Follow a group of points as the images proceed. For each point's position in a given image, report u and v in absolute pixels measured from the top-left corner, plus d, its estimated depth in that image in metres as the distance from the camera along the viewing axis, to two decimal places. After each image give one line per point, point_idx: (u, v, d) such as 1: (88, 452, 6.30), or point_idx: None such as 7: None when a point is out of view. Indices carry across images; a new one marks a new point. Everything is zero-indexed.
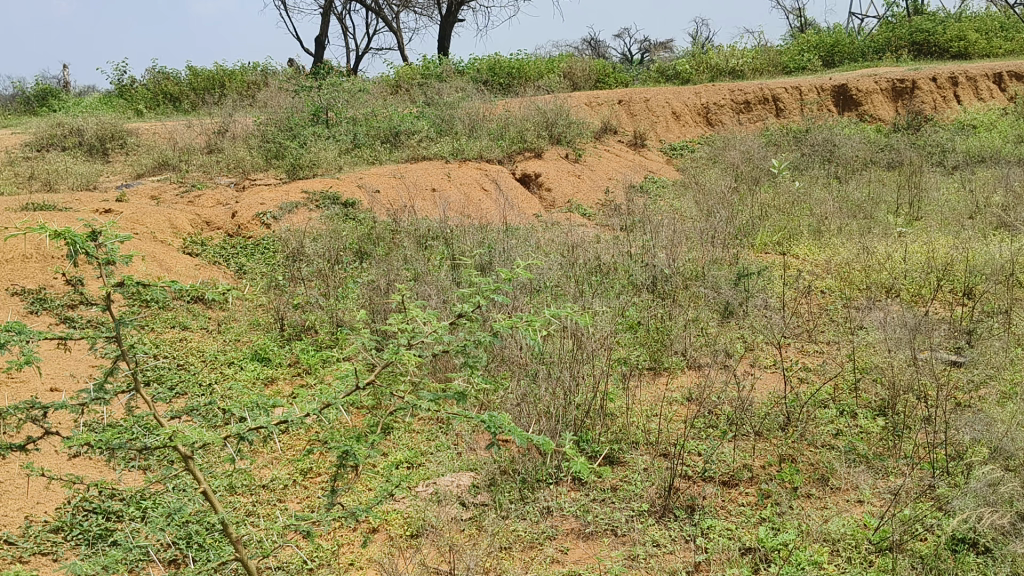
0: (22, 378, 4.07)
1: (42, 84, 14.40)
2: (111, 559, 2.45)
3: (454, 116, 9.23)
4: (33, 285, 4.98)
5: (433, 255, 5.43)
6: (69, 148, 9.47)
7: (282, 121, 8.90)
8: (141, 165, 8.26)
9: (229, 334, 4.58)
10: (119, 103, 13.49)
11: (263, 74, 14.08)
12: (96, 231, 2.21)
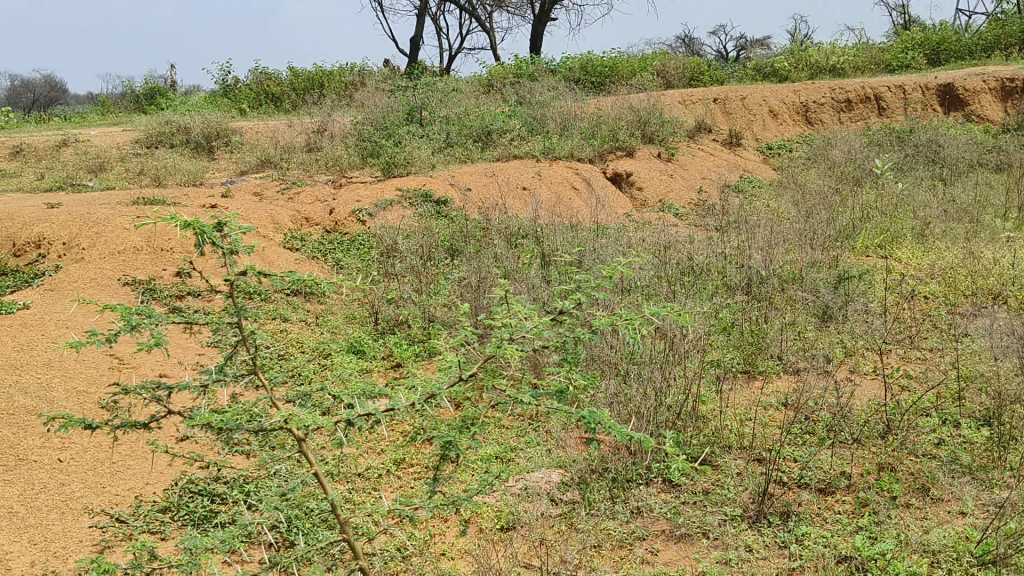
0: (134, 364, 4.36)
1: (151, 83, 15.08)
2: (226, 537, 2.61)
3: (546, 115, 9.29)
4: (143, 276, 5.22)
5: (524, 253, 5.47)
6: (177, 145, 9.88)
7: (378, 120, 9.09)
8: (244, 162, 8.56)
9: (327, 326, 4.70)
10: (224, 101, 13.99)
11: (360, 74, 14.41)
12: (222, 223, 2.36)
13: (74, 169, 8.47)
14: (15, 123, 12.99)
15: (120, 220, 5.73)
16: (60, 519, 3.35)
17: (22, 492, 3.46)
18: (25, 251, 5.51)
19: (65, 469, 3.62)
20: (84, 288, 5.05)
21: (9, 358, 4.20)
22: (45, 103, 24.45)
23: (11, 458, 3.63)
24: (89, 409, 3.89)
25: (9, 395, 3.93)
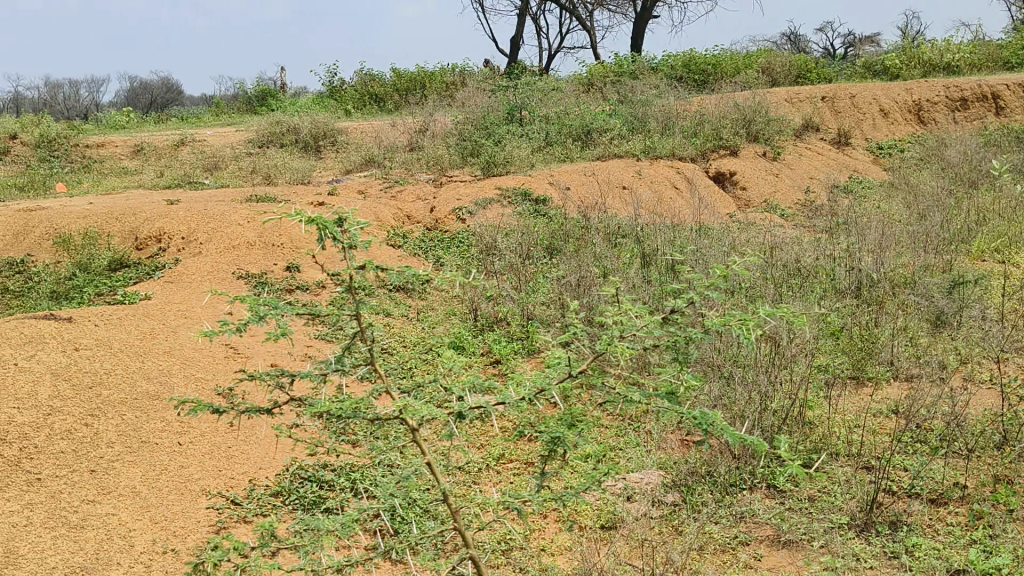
0: (246, 353, 4.63)
1: (261, 85, 15.67)
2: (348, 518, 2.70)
3: (648, 114, 9.29)
4: (256, 270, 5.46)
5: (624, 252, 5.53)
6: (287, 145, 10.22)
7: (478, 119, 9.21)
8: (350, 162, 8.81)
9: (427, 322, 4.81)
10: (330, 101, 14.42)
11: (461, 74, 14.63)
12: (342, 219, 2.45)
13: (191, 167, 8.89)
14: (137, 123, 13.71)
15: (234, 216, 6.01)
16: (179, 500, 3.51)
17: (145, 473, 3.60)
18: (146, 245, 5.91)
19: (184, 452, 3.78)
20: (201, 280, 5.29)
21: (133, 344, 4.40)
22: (163, 103, 25.63)
23: (134, 439, 3.77)
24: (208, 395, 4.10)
25: (133, 379, 4.12)
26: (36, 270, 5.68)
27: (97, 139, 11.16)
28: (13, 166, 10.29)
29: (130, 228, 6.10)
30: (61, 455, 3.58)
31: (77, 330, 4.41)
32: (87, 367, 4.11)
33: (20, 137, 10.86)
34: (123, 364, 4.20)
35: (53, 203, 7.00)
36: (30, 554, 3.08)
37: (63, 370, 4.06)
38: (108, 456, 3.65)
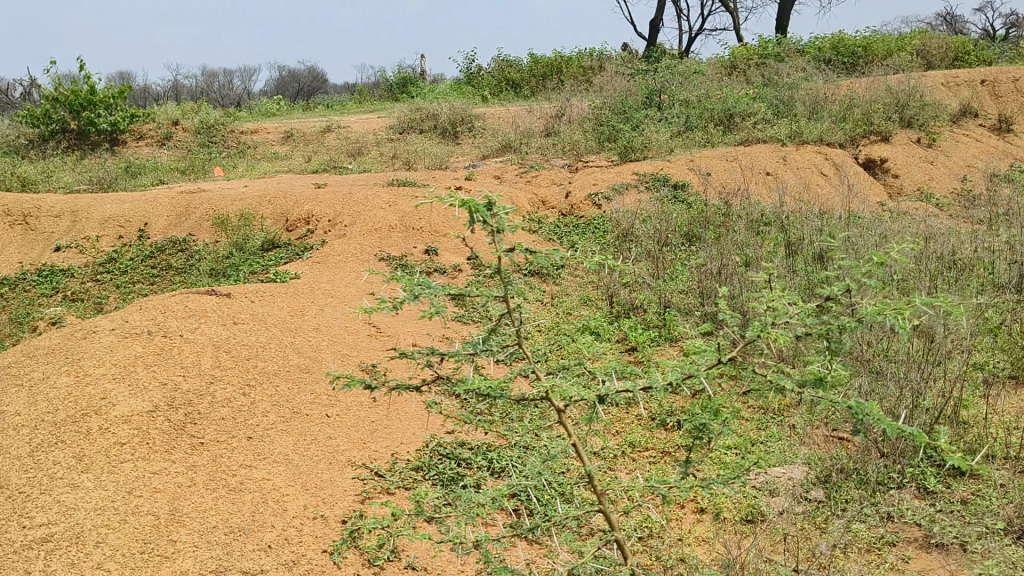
0: (388, 332, 4.89)
1: (403, 72, 16.17)
2: (498, 493, 2.73)
3: (794, 97, 9.10)
4: (397, 252, 5.68)
5: (768, 241, 5.51)
6: (427, 130, 10.53)
7: (616, 104, 9.23)
8: (487, 147, 8.98)
9: (561, 307, 4.92)
10: (469, 88, 14.75)
11: (599, 58, 14.62)
12: (491, 202, 2.39)
13: (337, 152, 9.30)
14: (287, 110, 14.44)
15: (376, 200, 6.28)
16: (327, 469, 3.70)
17: (296, 442, 3.81)
18: (296, 227, 6.29)
19: (331, 424, 3.99)
20: (347, 261, 5.56)
21: (284, 320, 4.67)
22: (309, 91, 26.81)
23: (287, 410, 4.00)
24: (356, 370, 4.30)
25: (286, 352, 4.38)
26: (198, 248, 6.24)
27: (250, 126, 11.88)
28: (177, 151, 11.09)
29: (281, 210, 6.48)
30: (222, 422, 3.83)
31: (234, 305, 4.69)
32: (245, 340, 4.38)
33: (183, 124, 11.68)
34: (276, 339, 4.47)
35: (213, 186, 7.49)
36: (193, 513, 3.31)
37: (223, 340, 4.34)
38: (263, 424, 3.87)
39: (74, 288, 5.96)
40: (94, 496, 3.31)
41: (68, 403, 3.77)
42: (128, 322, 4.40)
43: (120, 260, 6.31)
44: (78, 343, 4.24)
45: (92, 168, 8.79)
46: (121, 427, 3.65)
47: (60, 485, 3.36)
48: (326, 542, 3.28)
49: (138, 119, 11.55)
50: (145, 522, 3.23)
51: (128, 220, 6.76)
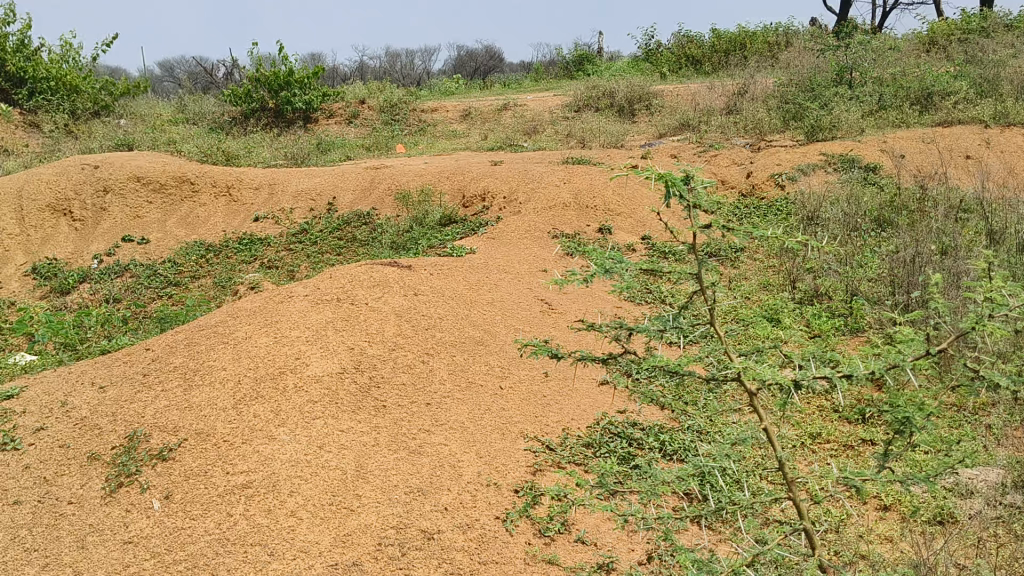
0: (561, 310, 4.94)
1: (580, 50, 16.23)
2: (684, 473, 2.65)
3: (1002, 76, 8.46)
4: (570, 230, 5.76)
5: (969, 229, 5.24)
6: (602, 109, 10.55)
7: (804, 82, 8.93)
8: (665, 125, 8.90)
9: (741, 291, 4.98)
10: (647, 66, 14.65)
11: (785, 33, 14.08)
12: (689, 177, 2.33)
13: (514, 130, 9.51)
14: (466, 88, 14.86)
15: (551, 178, 6.39)
16: (501, 439, 3.79)
17: (471, 411, 3.92)
18: (472, 203, 6.48)
19: (505, 396, 4.08)
20: (523, 238, 5.68)
21: (461, 293, 4.82)
22: (485, 70, 27.38)
23: (463, 379, 4.13)
24: (540, 341, 4.47)
25: (462, 325, 4.52)
26: (380, 222, 6.55)
27: (431, 105, 12.32)
28: (363, 129, 11.68)
29: (459, 186, 6.72)
30: (402, 387, 4.00)
31: (415, 277, 4.89)
32: (425, 311, 4.55)
33: (369, 103, 12.28)
34: (454, 310, 4.62)
35: (396, 162, 7.83)
36: (377, 471, 3.48)
37: (405, 311, 4.53)
38: (440, 391, 4.02)
39: (270, 256, 6.41)
40: (288, 449, 3.56)
41: (267, 362, 4.07)
42: (319, 289, 4.69)
43: (311, 231, 6.71)
44: (276, 307, 4.57)
45: (288, 145, 9.42)
46: (314, 386, 3.90)
47: (259, 437, 3.64)
48: (499, 509, 3.36)
49: (329, 98, 12.25)
50: (333, 476, 3.44)
51: (319, 194, 7.23)
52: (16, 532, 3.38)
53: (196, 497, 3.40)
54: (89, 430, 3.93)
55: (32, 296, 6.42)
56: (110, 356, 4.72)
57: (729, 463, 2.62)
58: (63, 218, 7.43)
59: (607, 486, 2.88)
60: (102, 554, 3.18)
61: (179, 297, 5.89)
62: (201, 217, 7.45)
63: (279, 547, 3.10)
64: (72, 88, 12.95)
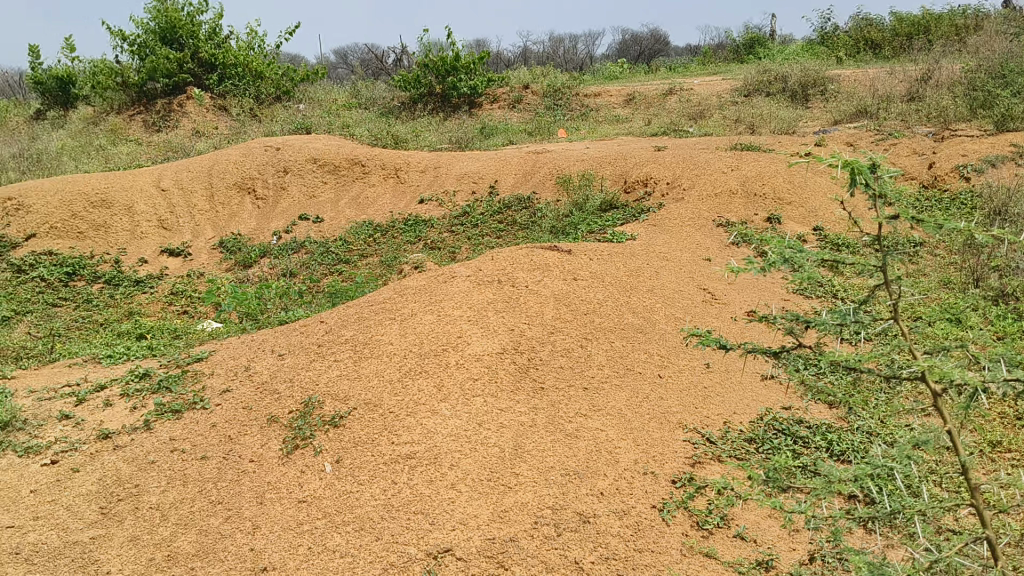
0: (724, 302, 4.83)
1: (751, 34, 15.76)
2: (861, 474, 2.52)
3: None
4: (736, 218, 5.70)
5: None
6: (774, 94, 10.20)
7: (995, 68, 8.30)
8: (839, 112, 8.50)
9: (920, 287, 4.77)
10: (821, 50, 14.04)
11: (977, 15, 13.10)
12: (875, 164, 2.16)
13: (679, 115, 9.38)
14: (631, 73, 14.76)
15: (718, 165, 6.36)
16: (660, 428, 3.75)
17: (629, 398, 3.90)
18: (634, 188, 6.47)
19: (665, 385, 4.04)
20: (686, 226, 5.63)
21: (621, 279, 4.80)
22: (651, 55, 27.07)
23: (622, 365, 4.11)
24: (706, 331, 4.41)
25: (622, 311, 4.50)
26: (541, 206, 6.63)
27: (595, 89, 12.31)
28: (526, 114, 11.84)
29: (621, 172, 6.74)
30: (561, 370, 4.03)
31: (575, 262, 4.91)
32: (585, 296, 4.57)
33: (533, 88, 12.42)
34: (613, 296, 4.61)
35: (558, 146, 7.89)
36: (534, 451, 3.53)
37: (564, 295, 4.55)
38: (598, 376, 4.02)
39: (433, 237, 6.61)
40: (450, 424, 3.67)
41: (431, 339, 4.21)
42: (482, 271, 4.79)
43: (472, 214, 6.87)
44: (440, 286, 4.72)
45: (454, 129, 9.68)
46: (474, 363, 4.01)
47: (422, 410, 3.77)
48: (655, 498, 3.33)
49: (494, 83, 12.48)
50: (492, 453, 3.52)
51: (481, 177, 7.38)
52: (203, 485, 3.64)
53: (364, 464, 3.56)
54: (269, 395, 4.19)
55: (218, 268, 6.93)
56: (287, 327, 5.03)
57: (910, 466, 2.46)
58: (248, 197, 7.97)
59: (775, 480, 2.78)
60: (279, 511, 3.40)
61: (349, 274, 6.18)
62: (369, 198, 7.78)
63: (440, 517, 3.21)
64: (258, 74, 13.97)
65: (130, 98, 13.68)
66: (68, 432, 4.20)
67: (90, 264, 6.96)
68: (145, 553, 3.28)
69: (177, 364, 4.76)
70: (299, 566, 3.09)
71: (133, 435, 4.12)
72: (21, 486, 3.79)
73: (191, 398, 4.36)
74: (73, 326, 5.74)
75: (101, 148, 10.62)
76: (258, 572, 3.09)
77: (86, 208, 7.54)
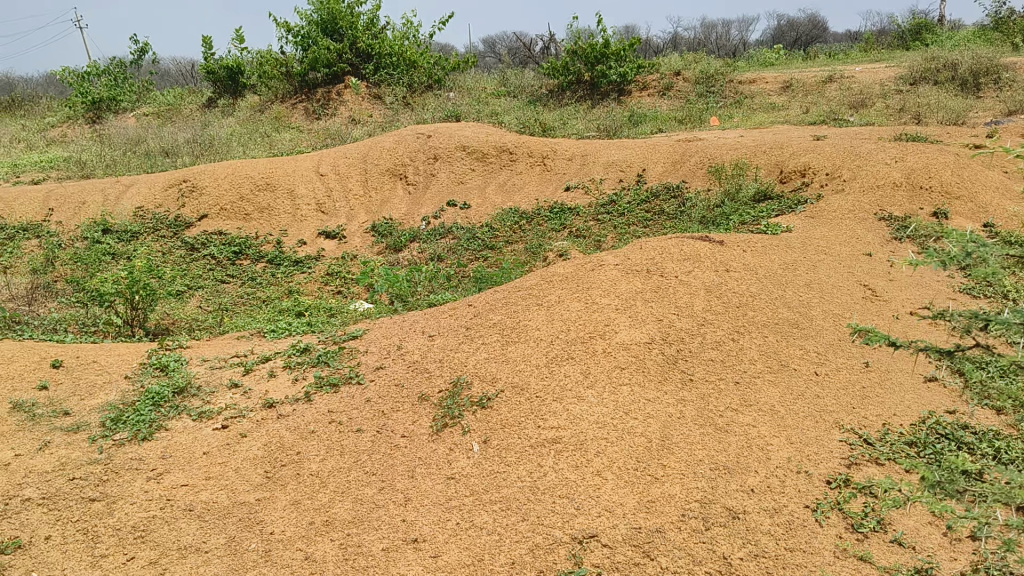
0: (885, 298, 4.62)
1: (919, 19, 14.91)
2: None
3: None
4: (898, 212, 5.45)
5: None
6: (942, 82, 9.62)
7: None
8: (1016, 102, 7.93)
9: None
10: (998, 35, 13.11)
11: None
12: None
13: (837, 104, 9.01)
14: (787, 59, 14.28)
15: (880, 156, 6.09)
16: (815, 427, 3.62)
17: (783, 394, 3.79)
18: (791, 179, 6.33)
19: (820, 382, 3.90)
20: (844, 219, 5.44)
21: (775, 272, 4.68)
22: (806, 41, 26.04)
23: (775, 361, 4.00)
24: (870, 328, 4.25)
25: (776, 305, 4.38)
26: (690, 196, 6.53)
27: (749, 76, 11.97)
28: (677, 101, 11.67)
29: (776, 162, 6.56)
30: (711, 362, 3.96)
31: (728, 253, 4.82)
32: (737, 288, 4.48)
33: (684, 74, 12.21)
34: (768, 290, 4.49)
35: (708, 135, 7.75)
36: (682, 443, 3.49)
37: (715, 286, 4.48)
38: (751, 371, 3.92)
39: (578, 225, 6.63)
40: (596, 411, 3.68)
41: (579, 326, 4.24)
42: (630, 259, 4.78)
43: (619, 202, 6.86)
44: (589, 273, 4.73)
45: (602, 117, 9.66)
46: (621, 352, 4.00)
47: (569, 396, 3.80)
48: (808, 497, 3.22)
49: (644, 70, 12.36)
50: (638, 442, 3.50)
51: (629, 165, 7.35)
52: (359, 456, 3.81)
53: (511, 445, 3.63)
54: (421, 373, 4.33)
55: (370, 251, 7.20)
56: (437, 309, 5.17)
57: None
58: (399, 183, 8.27)
59: (944, 484, 2.63)
60: (429, 486, 3.51)
61: (495, 259, 6.30)
62: (515, 185, 7.89)
63: (586, 503, 3.23)
64: (411, 63, 14.26)
65: (293, 88, 14.40)
66: (236, 400, 4.49)
67: (254, 244, 7.39)
68: (305, 517, 3.46)
69: (334, 341, 4.99)
70: (448, 540, 3.19)
71: (294, 405, 4.36)
72: (194, 447, 4.08)
73: (348, 373, 4.57)
74: (239, 302, 6.11)
75: (266, 135, 11.24)
76: (408, 542, 3.21)
77: (252, 191, 8.02)
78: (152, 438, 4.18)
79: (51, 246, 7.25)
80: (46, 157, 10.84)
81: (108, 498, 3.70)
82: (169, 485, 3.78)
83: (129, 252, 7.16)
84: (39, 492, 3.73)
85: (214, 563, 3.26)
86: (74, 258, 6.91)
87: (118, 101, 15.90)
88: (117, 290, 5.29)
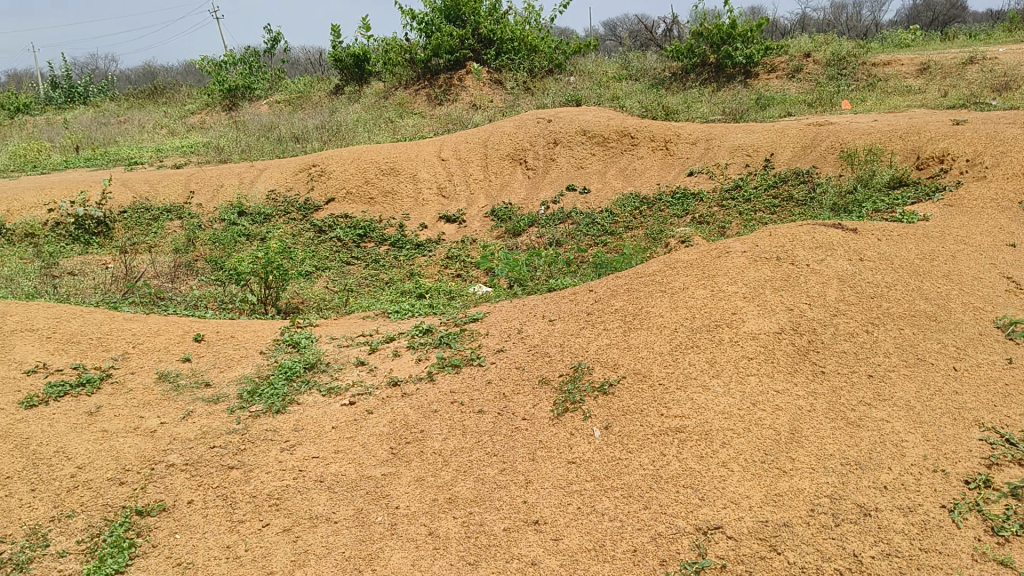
0: None
1: None
2: None
3: None
4: None
5: None
6: None
7: None
8: None
9: None
10: None
11: None
12: None
13: (980, 87, 8.51)
14: (924, 41, 13.55)
15: None
16: (952, 425, 3.45)
17: (919, 390, 3.63)
18: (927, 165, 6.04)
19: (960, 378, 3.71)
20: (986, 207, 5.16)
21: (913, 263, 4.49)
22: (945, 21, 24.63)
23: (911, 355, 3.85)
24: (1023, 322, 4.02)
25: (913, 297, 4.20)
26: (822, 181, 6.34)
27: (884, 57, 11.43)
28: (807, 83, 11.28)
29: (913, 147, 6.27)
30: (843, 354, 3.84)
31: (862, 242, 4.66)
32: (871, 278, 4.32)
33: (814, 56, 11.78)
34: (904, 281, 4.31)
35: (841, 119, 7.47)
36: (812, 436, 3.41)
37: (848, 276, 4.33)
38: (885, 365, 3.78)
39: (702, 211, 6.53)
40: (722, 401, 3.63)
41: (704, 314, 4.19)
42: (759, 247, 4.67)
43: (745, 187, 6.71)
44: (714, 260, 4.66)
45: (727, 100, 9.44)
46: (749, 342, 3.93)
47: (694, 385, 3.76)
48: (945, 497, 3.07)
49: (772, 52, 11.98)
50: (766, 434, 3.44)
51: (755, 149, 7.16)
52: (480, 437, 3.89)
53: (633, 432, 3.62)
54: (541, 357, 4.37)
55: (489, 235, 7.30)
56: (556, 294, 5.19)
57: None
58: (520, 168, 8.35)
59: None
60: (550, 469, 3.55)
61: (615, 245, 6.28)
62: (636, 169, 7.83)
63: (710, 494, 3.20)
64: (532, 48, 14.32)
65: (416, 74, 14.67)
66: (363, 378, 4.65)
67: (378, 227, 7.61)
68: (429, 494, 3.57)
69: (456, 323, 5.10)
70: (570, 523, 3.22)
71: (418, 384, 4.48)
72: (324, 421, 4.26)
73: (469, 355, 4.66)
74: (364, 284, 6.31)
75: (390, 120, 11.53)
76: (530, 524, 3.26)
77: (376, 175, 8.26)
78: (285, 411, 4.38)
79: (191, 227, 7.69)
80: (186, 143, 11.46)
81: (245, 467, 3.90)
82: (302, 456, 3.96)
83: (261, 233, 7.51)
84: (182, 458, 3.97)
85: (343, 533, 3.40)
86: (212, 238, 7.31)
87: (252, 88, 16.62)
88: (253, 270, 5.56)
